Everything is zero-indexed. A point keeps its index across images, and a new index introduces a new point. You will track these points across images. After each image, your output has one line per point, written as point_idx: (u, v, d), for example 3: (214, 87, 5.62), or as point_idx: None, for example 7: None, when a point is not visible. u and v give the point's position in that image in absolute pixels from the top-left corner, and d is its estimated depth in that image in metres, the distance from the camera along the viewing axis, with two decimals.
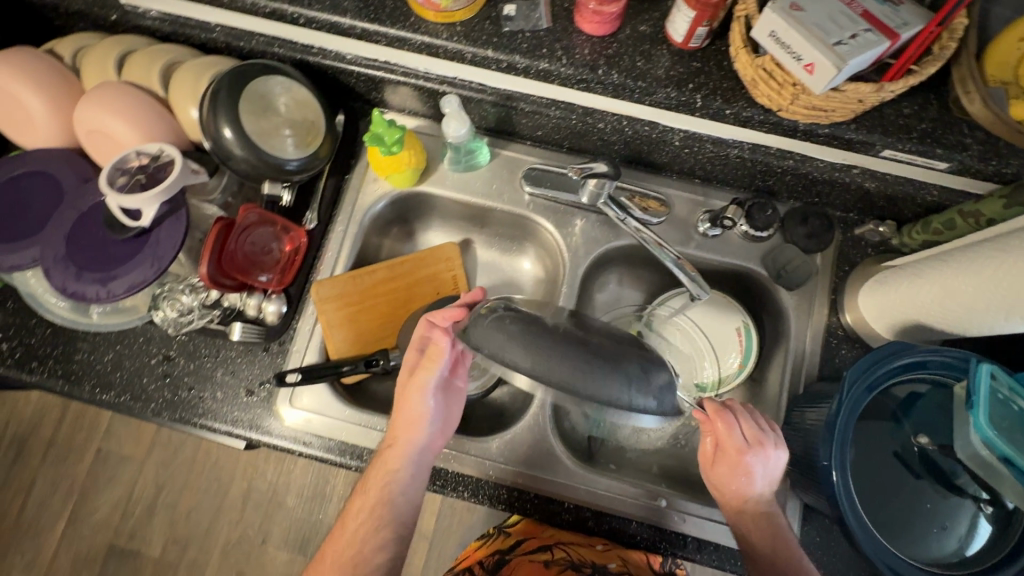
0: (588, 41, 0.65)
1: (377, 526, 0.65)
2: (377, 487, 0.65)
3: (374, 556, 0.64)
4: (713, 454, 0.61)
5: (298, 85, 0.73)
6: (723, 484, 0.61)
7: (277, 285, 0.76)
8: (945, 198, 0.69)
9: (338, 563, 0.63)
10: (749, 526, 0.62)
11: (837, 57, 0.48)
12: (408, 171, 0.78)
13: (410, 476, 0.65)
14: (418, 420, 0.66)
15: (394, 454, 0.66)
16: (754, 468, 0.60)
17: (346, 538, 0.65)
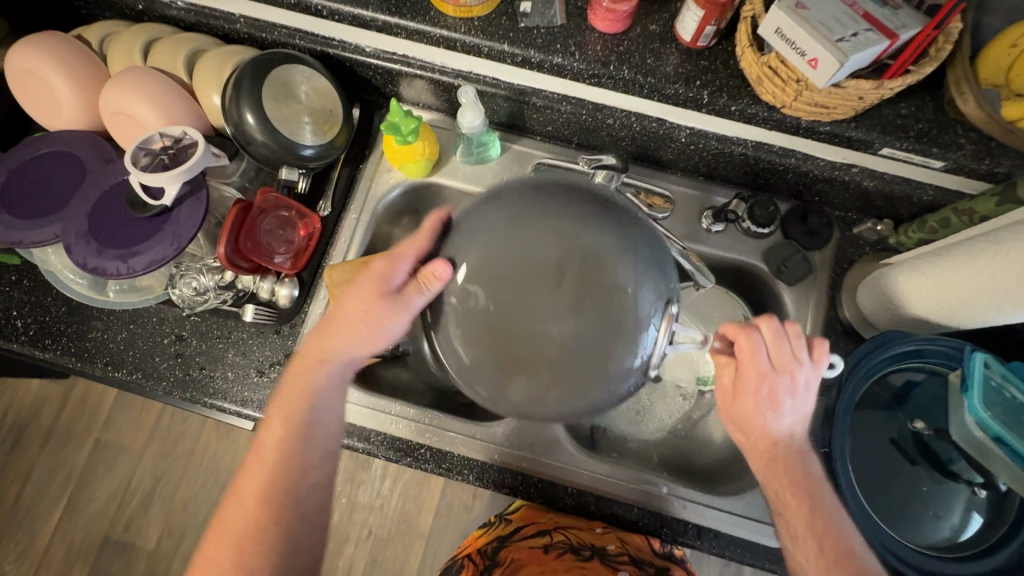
0: (600, 38, 0.68)
1: (297, 454, 0.62)
2: (297, 410, 0.63)
3: (306, 485, 0.62)
4: (729, 388, 0.58)
5: (318, 75, 0.75)
6: (737, 420, 0.58)
7: (290, 269, 0.78)
8: (941, 198, 0.72)
9: (262, 500, 0.61)
10: (785, 488, 0.56)
11: (839, 52, 0.51)
12: (422, 162, 0.80)
13: (330, 394, 0.64)
14: (365, 342, 0.62)
15: (315, 370, 0.64)
16: (781, 404, 0.56)
17: (264, 465, 0.62)
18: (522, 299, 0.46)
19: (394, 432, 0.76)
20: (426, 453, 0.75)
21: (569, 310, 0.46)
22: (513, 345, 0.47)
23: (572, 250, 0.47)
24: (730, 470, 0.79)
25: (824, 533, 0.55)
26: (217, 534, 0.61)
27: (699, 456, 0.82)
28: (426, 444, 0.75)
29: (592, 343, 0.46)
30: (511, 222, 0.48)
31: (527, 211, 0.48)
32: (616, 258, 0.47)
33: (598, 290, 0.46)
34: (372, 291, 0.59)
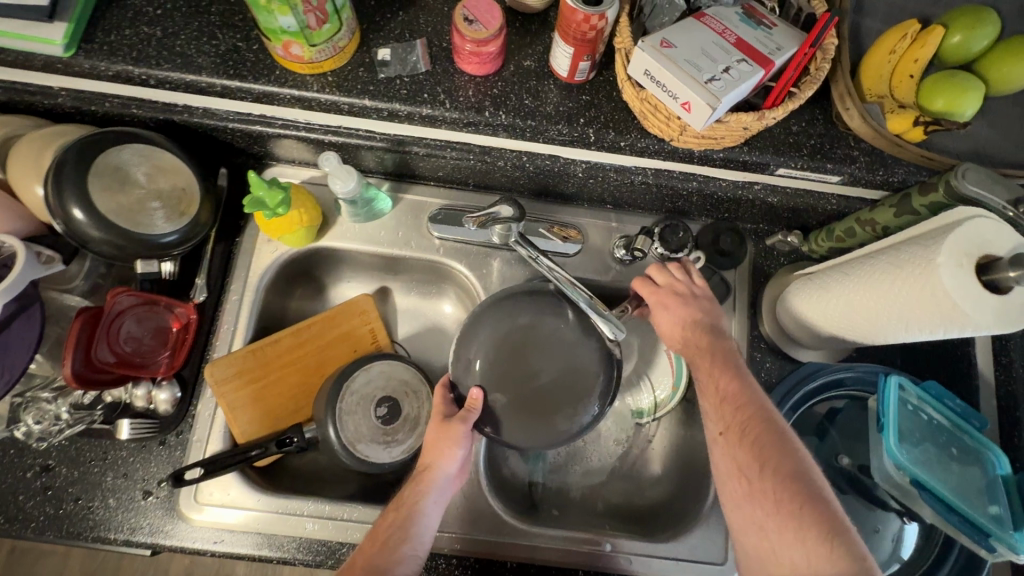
0: (471, 81, 0.62)
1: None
2: (394, 532, 0.59)
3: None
4: (658, 321, 0.64)
5: (161, 150, 0.65)
6: (664, 330, 0.63)
7: (166, 371, 0.69)
8: (844, 207, 0.70)
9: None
10: (699, 355, 0.59)
11: (709, 94, 0.46)
12: (302, 231, 0.72)
13: (428, 519, 0.61)
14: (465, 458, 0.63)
15: (416, 493, 0.62)
16: (679, 299, 0.63)
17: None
18: (514, 368, 0.63)
19: (310, 534, 0.69)
20: (349, 553, 0.69)
21: (551, 362, 0.63)
22: (524, 399, 0.62)
23: (527, 323, 0.65)
24: (674, 508, 0.76)
25: (736, 403, 0.54)
26: None
27: (643, 496, 0.79)
28: (348, 542, 0.69)
29: (571, 376, 0.64)
30: (480, 330, 0.65)
31: (483, 314, 0.66)
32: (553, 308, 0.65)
33: (561, 338, 0.64)
34: (433, 423, 0.64)
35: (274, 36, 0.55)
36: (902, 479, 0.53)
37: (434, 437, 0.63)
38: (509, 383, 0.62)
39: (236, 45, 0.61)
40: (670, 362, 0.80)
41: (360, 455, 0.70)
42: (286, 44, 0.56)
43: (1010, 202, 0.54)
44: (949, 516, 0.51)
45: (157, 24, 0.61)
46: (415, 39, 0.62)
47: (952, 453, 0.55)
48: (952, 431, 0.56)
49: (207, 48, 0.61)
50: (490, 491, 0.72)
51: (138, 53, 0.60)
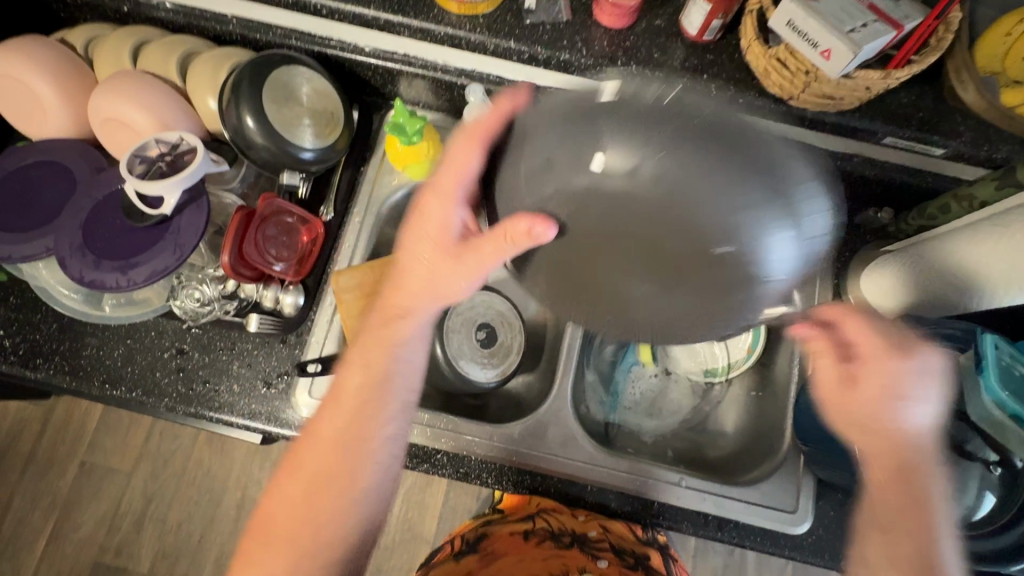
0: (606, 34, 0.68)
1: (355, 455, 0.57)
2: (371, 395, 0.58)
3: (382, 436, 0.58)
4: (854, 378, 0.55)
5: (318, 75, 0.73)
6: (870, 407, 0.54)
7: (295, 275, 0.75)
8: (939, 185, 0.74)
9: (341, 444, 0.57)
10: (888, 472, 0.53)
11: (851, 42, 0.51)
12: (427, 163, 0.79)
13: (400, 381, 0.60)
14: (454, 290, 0.57)
15: (387, 338, 0.60)
16: (915, 396, 0.53)
17: (320, 456, 0.57)
18: (621, 260, 0.49)
19: (409, 438, 0.74)
20: (443, 459, 0.74)
21: (695, 278, 0.48)
22: (597, 291, 0.51)
23: (715, 224, 0.46)
24: (744, 460, 0.80)
25: (915, 532, 0.50)
26: (290, 477, 0.57)
27: (713, 448, 0.84)
28: (442, 449, 0.74)
29: (675, 310, 0.51)
30: (675, 146, 0.45)
31: (692, 162, 0.45)
32: (763, 221, 0.46)
33: (746, 271, 0.47)
34: (438, 228, 0.56)
35: None
36: (1000, 415, 0.58)
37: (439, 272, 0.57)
38: (581, 253, 0.49)
39: None
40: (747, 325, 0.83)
41: (460, 370, 0.77)
42: None
43: None
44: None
45: None
46: None
47: None
48: None
49: None
50: (576, 421, 0.76)
51: None
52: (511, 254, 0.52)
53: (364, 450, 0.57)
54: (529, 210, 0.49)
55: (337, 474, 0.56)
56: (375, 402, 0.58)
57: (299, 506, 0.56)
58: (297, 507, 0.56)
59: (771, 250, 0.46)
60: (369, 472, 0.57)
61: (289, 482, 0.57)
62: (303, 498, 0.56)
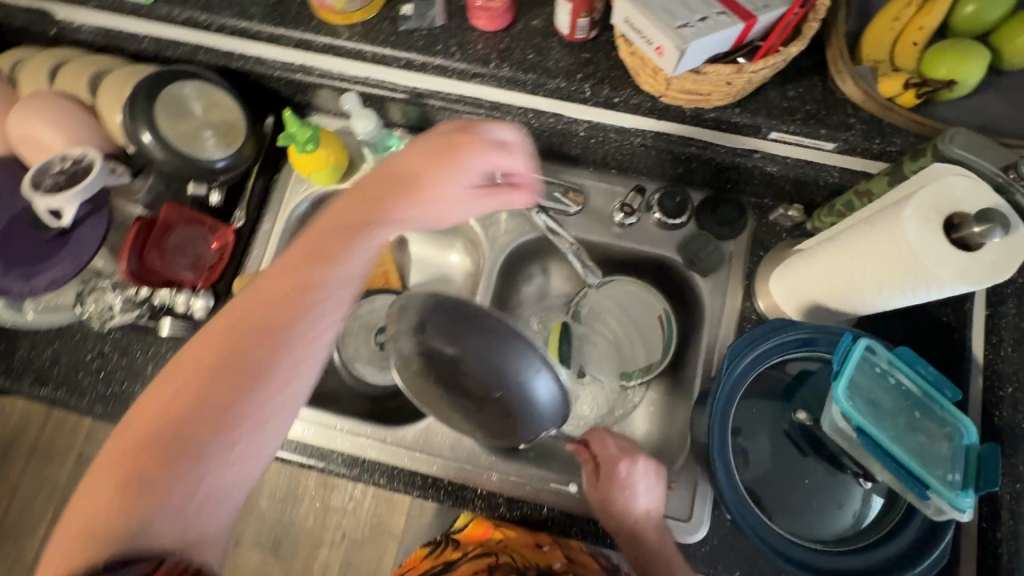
0: (482, 36, 0.68)
1: (158, 471, 0.45)
2: (263, 326, 0.49)
3: (269, 393, 0.48)
4: (596, 474, 0.66)
5: (216, 88, 0.76)
6: (611, 502, 0.64)
7: (204, 281, 0.79)
8: (846, 181, 0.69)
9: (198, 379, 0.47)
10: (644, 552, 0.62)
11: (679, 38, 0.49)
12: (329, 170, 0.80)
13: (304, 337, 0.50)
14: (345, 240, 0.54)
15: (301, 295, 0.51)
16: (633, 471, 0.65)
17: (183, 381, 0.47)
18: (446, 393, 0.66)
19: (305, 439, 0.76)
20: (338, 459, 0.76)
21: (490, 407, 0.64)
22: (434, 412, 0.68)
23: (485, 383, 0.62)
24: None
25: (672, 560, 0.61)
26: (145, 408, 0.47)
27: None
28: (337, 450, 0.76)
29: (491, 427, 0.66)
30: (450, 326, 0.63)
31: (466, 334, 0.62)
32: (513, 369, 0.60)
33: (518, 403, 0.62)
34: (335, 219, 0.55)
35: None
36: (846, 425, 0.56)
37: (345, 235, 0.54)
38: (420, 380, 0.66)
39: None
40: (661, 327, 0.83)
41: (356, 373, 0.84)
42: None
43: (1002, 168, 0.52)
44: (884, 460, 0.53)
45: None
46: None
47: (915, 420, 0.54)
48: (918, 396, 0.55)
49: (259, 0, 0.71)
50: None
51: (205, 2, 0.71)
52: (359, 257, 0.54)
53: (223, 423, 0.47)
54: (473, 194, 0.58)
55: (149, 481, 0.44)
56: (280, 318, 0.50)
57: (112, 483, 0.44)
58: (120, 466, 0.45)
59: (540, 379, 0.61)
60: (259, 404, 0.48)
61: (74, 517, 0.44)
62: (178, 442, 0.45)
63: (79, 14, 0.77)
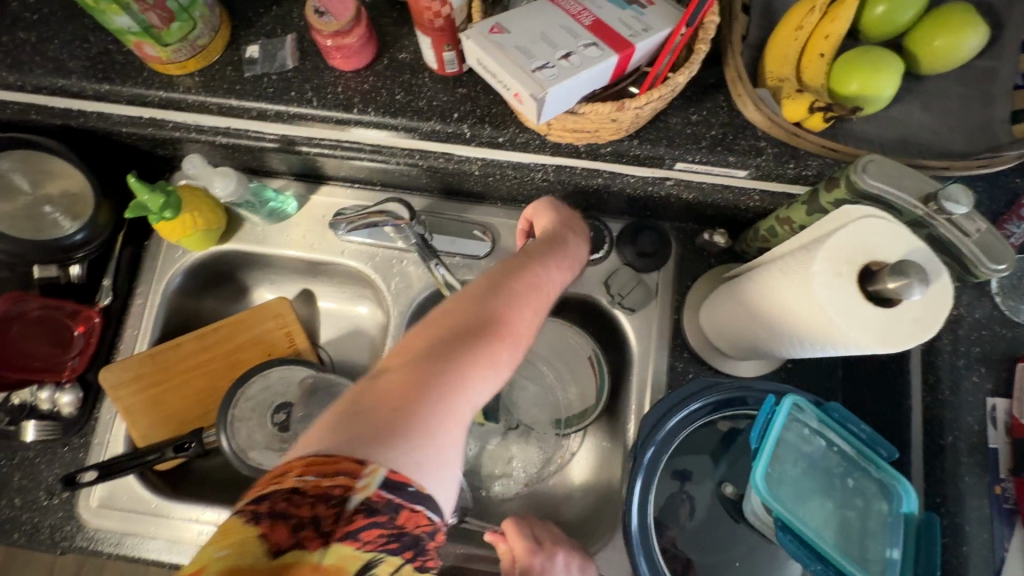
0: (341, 77, 0.58)
1: (403, 421, 0.38)
2: (473, 329, 0.44)
3: (461, 402, 0.41)
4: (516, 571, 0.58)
5: (50, 157, 0.65)
6: None
7: (70, 372, 0.70)
8: (768, 204, 0.63)
9: (431, 358, 0.41)
10: None
11: (535, 83, 0.42)
12: (197, 235, 0.71)
13: (510, 332, 0.45)
14: (531, 296, 0.49)
15: (503, 293, 0.47)
16: (557, 566, 0.58)
17: (376, 403, 0.39)
18: None
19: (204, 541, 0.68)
20: None
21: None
22: None
23: None
24: (591, 524, 0.72)
25: None
26: (388, 393, 0.39)
27: (562, 510, 0.75)
28: None
29: None
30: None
31: None
32: None
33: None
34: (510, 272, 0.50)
35: (123, 37, 0.54)
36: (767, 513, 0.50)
37: (520, 285, 0.48)
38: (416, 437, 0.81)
39: (108, 48, 0.61)
40: (592, 369, 0.76)
41: None
42: (138, 45, 0.55)
43: (920, 199, 0.46)
44: (812, 564, 0.44)
45: (34, 29, 0.61)
46: (285, 34, 0.60)
47: (847, 486, 0.49)
48: (850, 458, 0.50)
49: (79, 52, 0.61)
50: None
51: (14, 60, 0.61)
52: (522, 343, 0.47)
53: (444, 417, 0.39)
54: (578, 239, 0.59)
55: (372, 448, 0.36)
56: (483, 323, 0.44)
57: (349, 434, 0.37)
58: (379, 419, 0.38)
59: None
60: (455, 422, 0.40)
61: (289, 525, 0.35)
62: (357, 417, 0.38)
63: None
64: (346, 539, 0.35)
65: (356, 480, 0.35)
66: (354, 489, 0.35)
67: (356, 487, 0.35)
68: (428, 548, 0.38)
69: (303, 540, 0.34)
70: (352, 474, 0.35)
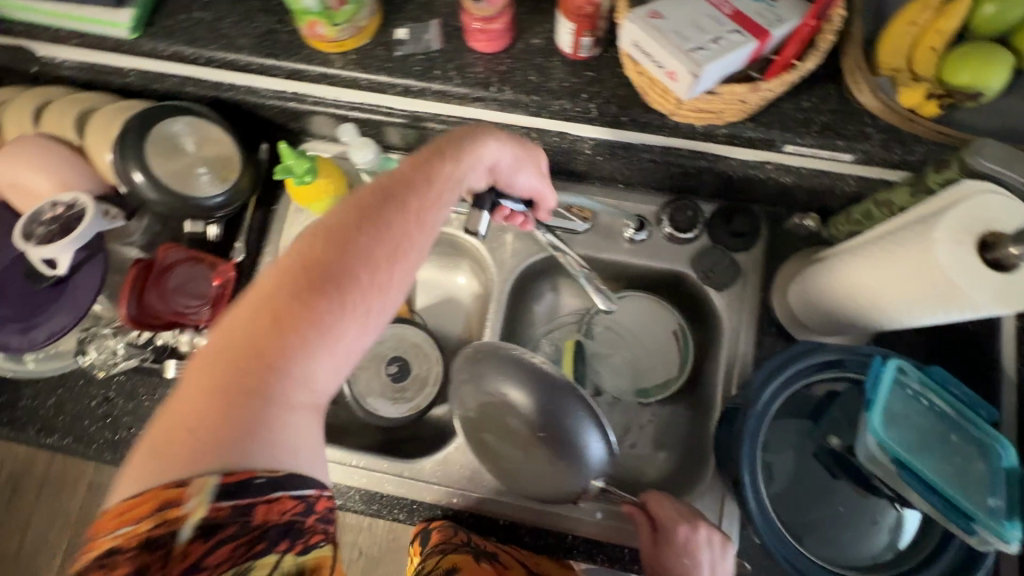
0: (481, 58, 0.65)
1: (216, 429, 0.42)
2: (347, 305, 0.46)
3: (275, 382, 0.44)
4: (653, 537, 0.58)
5: (208, 122, 0.73)
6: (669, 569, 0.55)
7: (208, 320, 0.76)
8: (863, 188, 0.67)
9: (227, 358, 0.44)
10: None
11: (693, 62, 0.47)
12: (329, 200, 0.78)
13: (332, 298, 0.46)
14: (395, 259, 0.49)
15: (338, 261, 0.47)
16: (696, 536, 0.56)
17: (238, 382, 0.43)
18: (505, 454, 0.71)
19: None
20: (356, 496, 0.74)
21: (535, 450, 0.70)
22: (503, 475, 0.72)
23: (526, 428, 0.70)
24: (674, 485, 0.77)
25: None
26: (189, 402, 0.43)
27: (644, 472, 0.80)
28: (353, 486, 0.74)
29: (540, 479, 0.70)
30: (512, 374, 0.70)
31: (532, 392, 0.69)
32: (565, 421, 0.68)
33: (568, 446, 0.67)
34: (362, 218, 0.49)
35: (301, 16, 0.61)
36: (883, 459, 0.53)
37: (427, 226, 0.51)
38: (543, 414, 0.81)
39: (272, 27, 0.68)
40: (677, 342, 0.83)
41: (368, 408, 0.81)
42: (311, 24, 0.62)
43: None
44: (928, 495, 0.51)
45: (207, 9, 0.69)
46: (431, 18, 0.66)
47: (951, 441, 0.53)
48: (952, 417, 0.54)
49: (247, 30, 0.68)
50: None
51: (191, 35, 0.69)
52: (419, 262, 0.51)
53: (251, 413, 0.43)
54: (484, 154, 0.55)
55: (220, 456, 0.42)
56: (328, 292, 0.46)
57: (198, 453, 0.42)
58: (194, 434, 0.42)
59: (587, 426, 0.67)
60: (280, 406, 0.44)
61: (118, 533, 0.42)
62: (209, 419, 0.42)
63: (57, 50, 0.73)
64: (189, 568, 0.41)
65: (182, 505, 0.41)
66: (177, 517, 0.41)
67: (185, 514, 0.41)
68: (311, 524, 0.45)
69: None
70: (173, 503, 0.41)
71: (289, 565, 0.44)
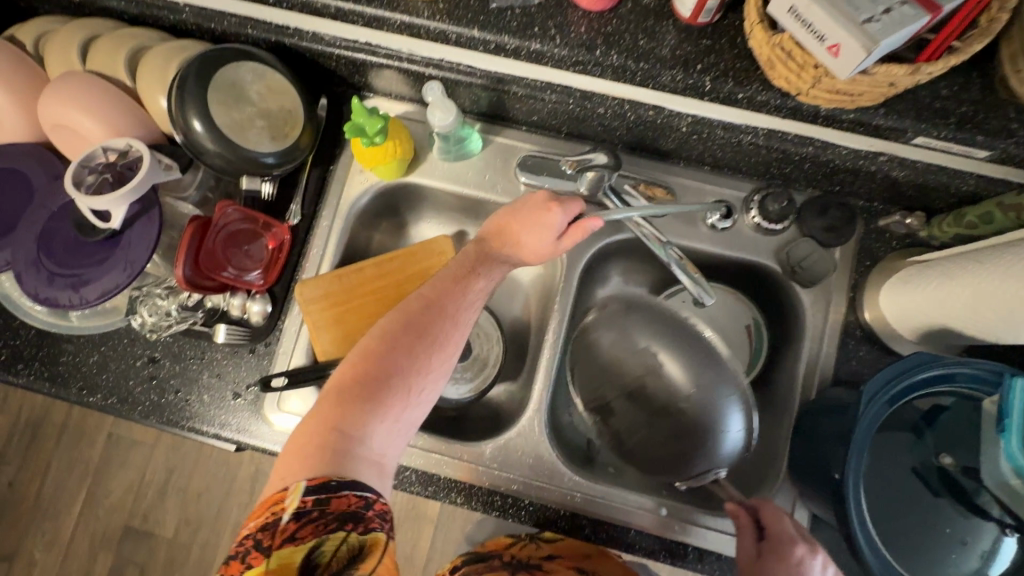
0: (584, 17, 0.59)
1: (328, 441, 0.48)
2: (427, 347, 0.54)
3: (373, 410, 0.51)
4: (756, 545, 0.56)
5: (272, 70, 0.68)
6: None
7: (262, 285, 0.72)
8: (982, 189, 0.62)
9: (340, 386, 0.52)
10: None
11: (866, 35, 0.43)
12: (395, 162, 0.73)
13: (423, 341, 0.54)
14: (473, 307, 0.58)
15: (429, 310, 0.56)
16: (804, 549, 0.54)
17: (340, 409, 0.50)
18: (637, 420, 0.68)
19: None
20: (412, 476, 0.72)
21: (666, 421, 0.67)
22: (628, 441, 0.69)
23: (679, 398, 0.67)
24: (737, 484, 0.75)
25: None
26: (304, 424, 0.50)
27: None
28: (410, 467, 0.72)
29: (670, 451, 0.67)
30: (659, 335, 0.68)
31: (689, 360, 0.66)
32: (713, 398, 0.65)
33: (704, 422, 0.65)
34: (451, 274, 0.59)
35: None
36: (1017, 481, 0.54)
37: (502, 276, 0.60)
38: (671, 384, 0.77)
39: None
40: (749, 338, 0.80)
41: None
42: None
43: None
44: None
45: None
46: None
47: None
48: None
49: None
50: (549, 442, 0.72)
51: None
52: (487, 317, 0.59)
53: (357, 434, 0.49)
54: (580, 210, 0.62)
55: (324, 466, 0.47)
56: (420, 334, 0.54)
57: (305, 461, 0.48)
58: (307, 446, 0.49)
59: (732, 411, 0.64)
60: (374, 426, 0.50)
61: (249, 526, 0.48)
62: (321, 432, 0.49)
63: None
64: (285, 543, 0.46)
65: (283, 499, 0.47)
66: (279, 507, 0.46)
67: (285, 506, 0.46)
68: (371, 514, 0.48)
69: (251, 559, 0.46)
70: (277, 502, 0.47)
71: (353, 541, 0.47)
